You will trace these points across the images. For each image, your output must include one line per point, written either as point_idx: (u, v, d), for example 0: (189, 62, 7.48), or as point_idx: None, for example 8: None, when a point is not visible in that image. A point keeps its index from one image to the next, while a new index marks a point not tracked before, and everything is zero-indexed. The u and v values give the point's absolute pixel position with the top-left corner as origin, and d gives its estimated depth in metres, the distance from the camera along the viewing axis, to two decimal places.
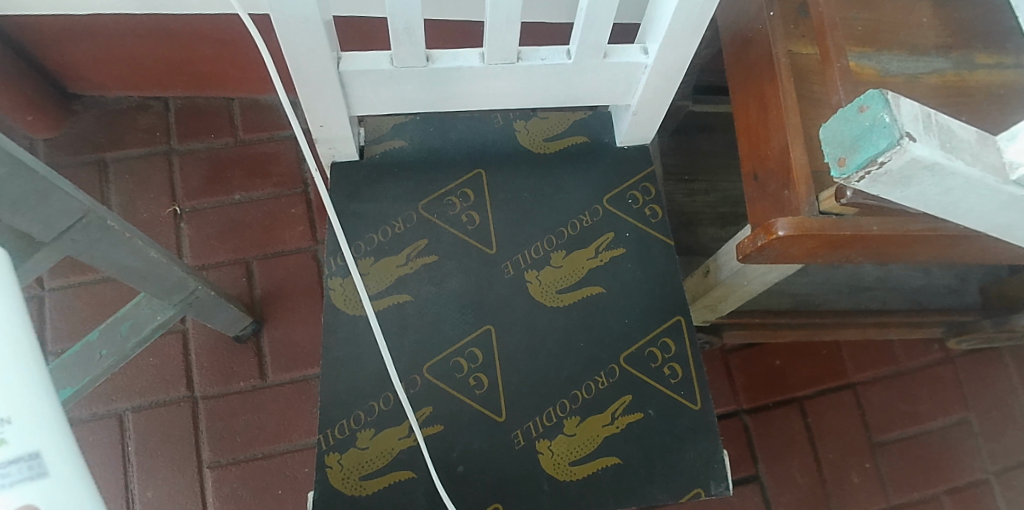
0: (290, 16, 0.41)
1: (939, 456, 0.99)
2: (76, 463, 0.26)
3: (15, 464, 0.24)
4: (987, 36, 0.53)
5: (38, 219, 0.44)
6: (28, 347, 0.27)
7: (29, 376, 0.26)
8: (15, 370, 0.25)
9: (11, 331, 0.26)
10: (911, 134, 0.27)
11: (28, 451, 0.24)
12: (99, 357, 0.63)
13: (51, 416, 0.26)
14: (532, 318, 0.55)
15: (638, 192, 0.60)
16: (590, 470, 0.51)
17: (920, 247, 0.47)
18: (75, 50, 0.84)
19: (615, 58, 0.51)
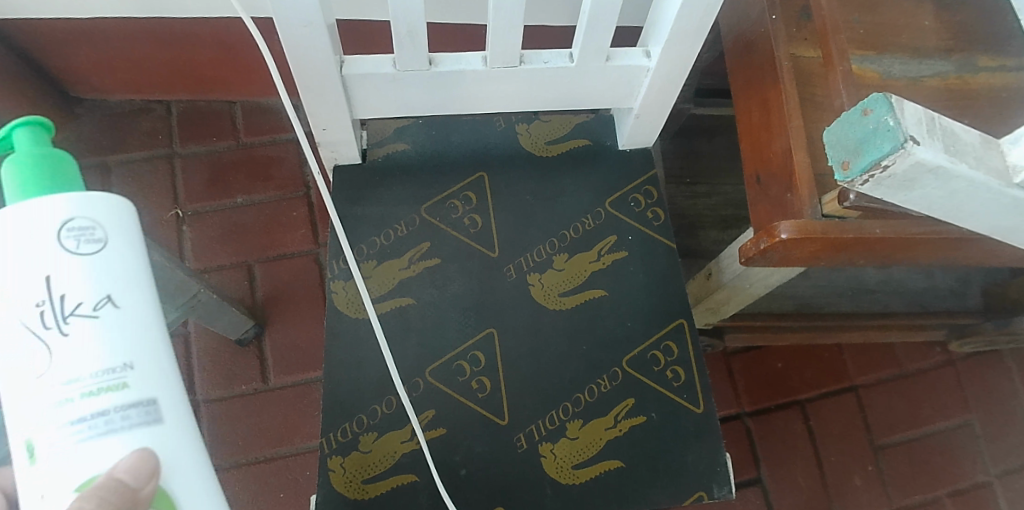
0: (294, 20, 0.41)
1: (941, 459, 0.98)
2: (178, 407, 0.32)
3: (135, 407, 0.30)
4: (989, 39, 0.53)
5: None
6: (145, 301, 0.32)
7: (145, 330, 0.32)
8: (134, 323, 0.31)
9: (132, 289, 0.32)
10: (914, 137, 0.27)
11: (145, 397, 0.31)
12: None
13: (161, 366, 0.32)
14: (534, 321, 0.55)
15: (640, 195, 0.60)
16: (593, 473, 0.51)
17: (923, 250, 0.47)
18: (78, 54, 0.84)
19: (618, 61, 0.51)
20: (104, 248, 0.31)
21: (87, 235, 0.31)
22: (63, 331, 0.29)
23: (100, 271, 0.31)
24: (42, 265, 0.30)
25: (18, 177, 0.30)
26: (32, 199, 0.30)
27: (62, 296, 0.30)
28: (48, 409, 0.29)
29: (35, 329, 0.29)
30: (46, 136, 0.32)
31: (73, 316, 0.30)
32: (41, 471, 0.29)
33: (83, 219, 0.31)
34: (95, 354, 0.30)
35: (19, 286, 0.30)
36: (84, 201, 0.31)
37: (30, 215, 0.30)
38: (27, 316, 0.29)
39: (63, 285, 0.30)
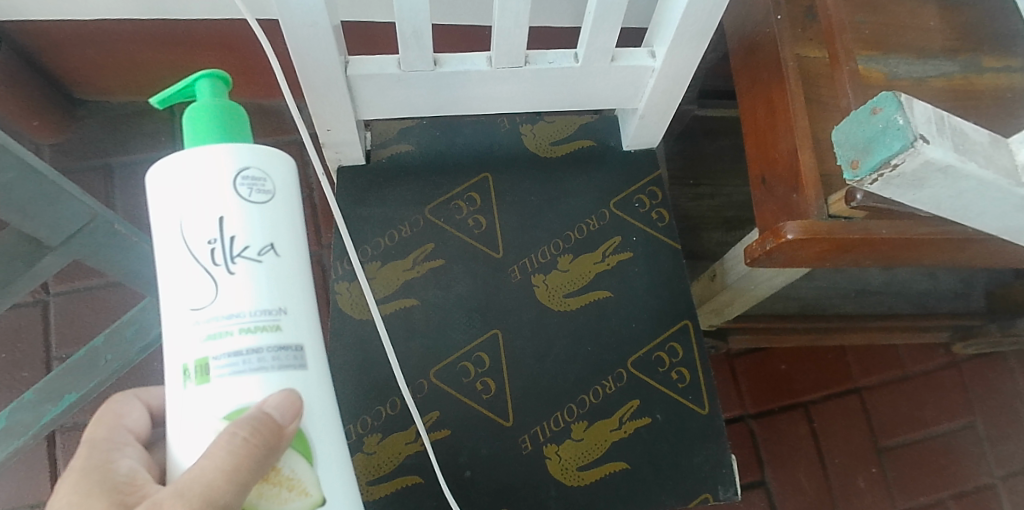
0: (299, 21, 0.41)
1: (946, 461, 0.98)
2: (317, 359, 0.33)
3: (284, 350, 0.31)
4: (995, 40, 0.53)
5: (47, 223, 0.44)
6: (299, 253, 0.33)
7: (297, 280, 0.32)
8: (289, 272, 0.32)
9: (290, 240, 0.33)
10: (924, 136, 0.27)
11: (294, 343, 0.31)
12: (104, 361, 0.65)
13: (307, 316, 0.32)
14: (539, 322, 0.55)
15: (645, 196, 0.60)
16: (598, 475, 0.51)
17: (929, 251, 0.47)
18: (81, 55, 0.84)
19: (623, 61, 0.51)
20: (271, 198, 0.32)
21: (257, 182, 0.31)
22: (228, 269, 0.30)
23: (265, 218, 0.32)
24: (215, 205, 0.31)
25: (199, 123, 0.31)
26: (210, 142, 0.31)
27: (229, 236, 0.30)
28: (209, 340, 0.30)
29: (203, 263, 0.30)
30: (224, 88, 0.33)
31: (239, 257, 0.31)
32: (196, 397, 0.30)
33: (255, 167, 0.32)
34: (255, 294, 0.30)
35: (191, 221, 0.31)
36: (254, 151, 0.32)
37: (208, 158, 0.31)
38: (198, 251, 0.30)
39: (231, 225, 0.31)
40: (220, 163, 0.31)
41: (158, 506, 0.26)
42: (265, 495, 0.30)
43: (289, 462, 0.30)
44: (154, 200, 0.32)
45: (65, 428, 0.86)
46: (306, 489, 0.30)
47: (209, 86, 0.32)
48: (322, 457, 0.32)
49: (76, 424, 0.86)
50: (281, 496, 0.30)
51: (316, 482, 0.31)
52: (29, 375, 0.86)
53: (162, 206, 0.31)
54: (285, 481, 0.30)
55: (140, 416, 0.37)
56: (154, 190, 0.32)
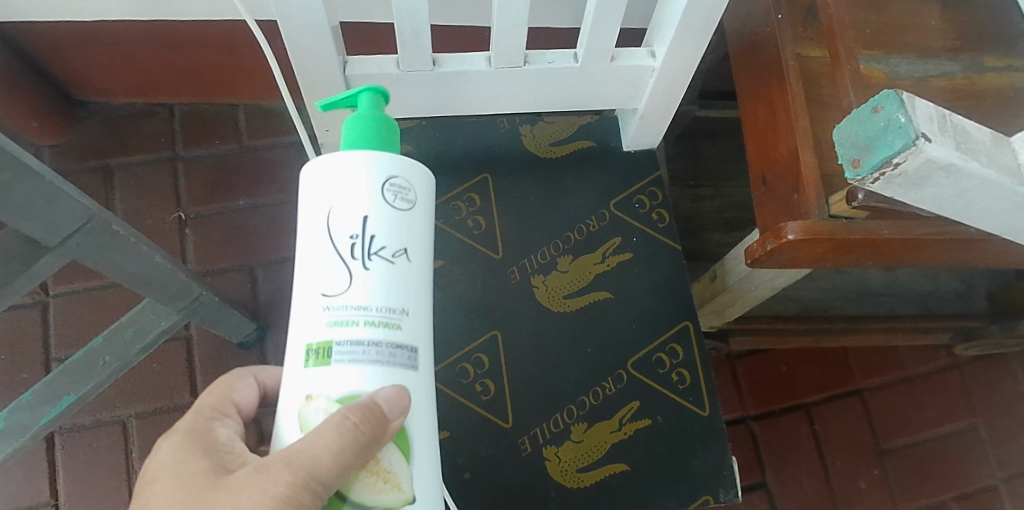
0: (298, 21, 0.41)
1: (947, 463, 0.98)
2: (426, 363, 0.35)
3: (401, 349, 0.33)
4: (996, 40, 0.53)
5: (43, 223, 0.44)
6: (424, 264, 0.36)
7: (419, 286, 0.35)
8: (415, 277, 0.35)
9: (418, 248, 0.35)
10: (926, 134, 0.27)
11: (410, 343, 0.33)
12: (102, 363, 0.65)
13: (423, 321, 0.35)
14: (538, 323, 0.55)
15: (645, 197, 0.60)
16: (598, 477, 0.50)
17: (931, 251, 0.46)
18: (81, 57, 0.84)
19: (623, 61, 0.51)
20: (411, 209, 0.35)
21: (399, 193, 0.35)
22: (363, 265, 0.33)
23: (402, 224, 0.35)
24: (361, 205, 0.34)
25: (358, 133, 0.35)
26: (364, 149, 0.35)
27: (367, 235, 0.33)
28: (339, 325, 0.32)
29: (343, 256, 0.33)
30: (382, 104, 0.36)
31: (375, 255, 0.33)
32: (314, 378, 0.32)
33: (402, 178, 0.35)
34: (384, 291, 0.33)
35: (339, 216, 0.34)
36: (401, 164, 0.35)
37: (363, 163, 0.34)
38: (340, 244, 0.33)
39: (371, 226, 0.34)
40: (374, 171, 0.34)
41: (272, 468, 0.28)
42: (361, 481, 0.31)
43: (388, 455, 0.32)
44: (305, 191, 0.35)
45: (64, 429, 0.86)
46: (399, 485, 0.32)
47: (370, 100, 0.36)
48: (416, 457, 0.33)
49: (75, 425, 0.86)
50: (377, 486, 0.31)
51: (407, 480, 0.32)
52: (27, 376, 0.86)
53: (312, 199, 0.35)
54: (381, 473, 0.32)
55: (249, 392, 0.40)
56: (306, 184, 0.35)
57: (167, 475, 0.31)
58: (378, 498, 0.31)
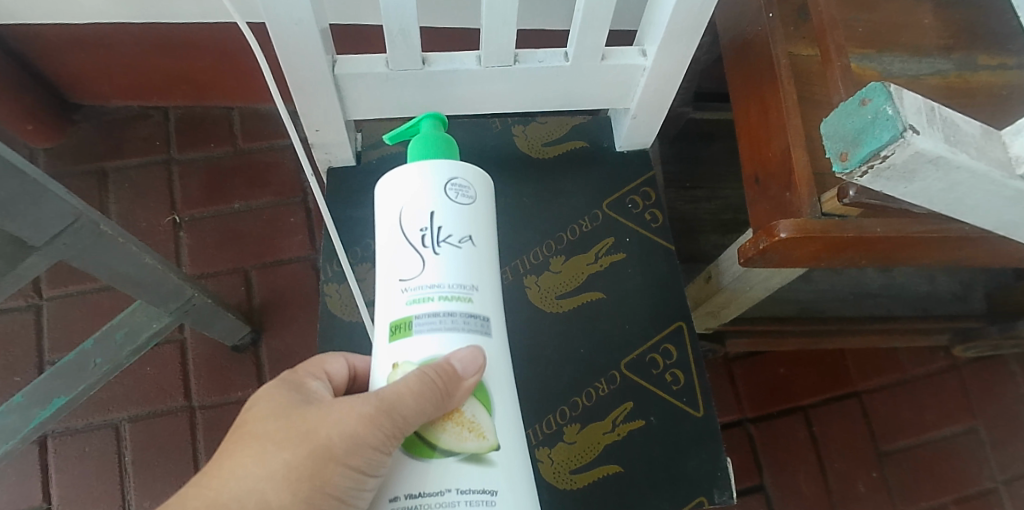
0: (285, 20, 0.41)
1: (947, 465, 0.97)
2: (499, 335, 0.37)
3: (474, 317, 0.35)
4: (990, 38, 0.53)
5: (30, 223, 0.43)
6: (489, 251, 0.39)
7: (485, 268, 0.38)
8: (481, 260, 0.38)
9: (482, 237, 0.38)
10: (914, 126, 0.26)
11: (482, 314, 0.36)
12: (93, 365, 0.64)
13: (492, 297, 0.37)
14: (531, 324, 0.55)
15: (638, 197, 0.60)
16: (591, 479, 0.50)
17: (925, 249, 0.46)
18: (73, 60, 0.84)
19: (613, 60, 0.50)
20: (472, 203, 0.39)
21: (460, 191, 0.38)
22: (435, 251, 0.36)
23: (466, 215, 0.38)
24: (428, 202, 0.37)
25: (421, 149, 0.40)
26: (427, 160, 0.39)
27: (435, 225, 0.37)
28: (415, 303, 0.35)
29: (415, 246, 0.37)
30: (441, 127, 0.41)
31: (444, 242, 0.36)
32: (397, 348, 0.35)
33: (462, 177, 0.39)
34: (454, 270, 0.36)
35: (409, 214, 0.37)
36: (460, 168, 0.39)
37: (427, 167, 0.38)
38: (412, 237, 0.37)
39: (439, 218, 0.37)
40: (436, 173, 0.38)
41: (363, 398, 0.32)
42: (448, 431, 0.33)
43: (470, 408, 0.34)
44: (380, 202, 0.39)
45: (57, 433, 0.85)
46: (482, 434, 0.34)
47: (430, 125, 0.41)
48: (497, 412, 0.35)
49: (68, 429, 0.86)
50: (462, 434, 0.33)
51: (490, 430, 0.34)
52: (21, 379, 0.86)
53: (387, 206, 0.39)
54: (464, 424, 0.34)
55: (340, 367, 0.41)
56: (381, 195, 0.39)
57: (264, 396, 0.35)
58: (464, 446, 0.33)
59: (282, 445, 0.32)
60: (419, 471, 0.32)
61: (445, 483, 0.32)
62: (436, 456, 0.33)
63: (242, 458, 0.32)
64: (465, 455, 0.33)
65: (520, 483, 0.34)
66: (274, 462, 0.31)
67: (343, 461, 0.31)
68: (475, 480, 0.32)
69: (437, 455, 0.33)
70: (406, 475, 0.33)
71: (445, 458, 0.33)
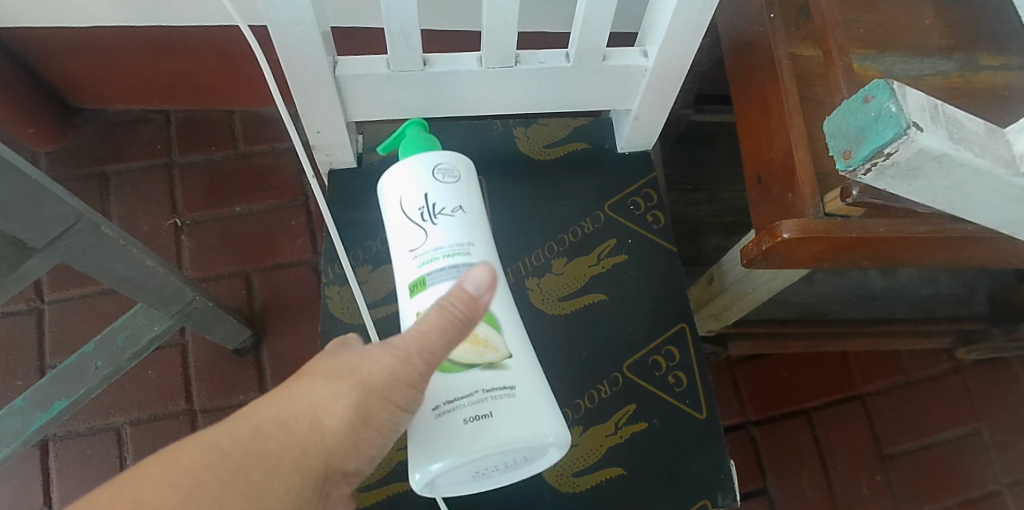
0: (286, 22, 0.41)
1: (951, 468, 0.96)
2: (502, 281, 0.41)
3: None
4: (992, 38, 0.53)
5: (30, 224, 0.43)
6: (480, 218, 0.43)
7: (479, 232, 0.42)
8: (474, 226, 0.42)
9: (474, 207, 0.43)
10: (918, 124, 0.26)
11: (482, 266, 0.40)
12: (94, 368, 0.64)
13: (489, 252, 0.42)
14: (532, 326, 0.54)
15: (640, 199, 0.59)
16: (594, 481, 0.50)
17: (929, 250, 0.46)
18: (76, 64, 0.84)
19: (614, 61, 0.50)
20: (459, 182, 0.42)
21: (447, 172, 0.42)
22: (433, 223, 0.40)
23: (456, 191, 0.42)
24: (421, 184, 0.41)
25: (407, 148, 0.43)
26: (416, 151, 0.43)
27: (430, 201, 0.41)
28: (426, 263, 0.40)
29: (416, 222, 0.41)
30: (426, 129, 0.45)
31: (440, 215, 0.41)
32: (417, 303, 0.39)
33: (447, 161, 0.42)
34: (454, 233, 0.40)
35: (407, 197, 0.41)
36: (445, 154, 0.43)
37: (419, 158, 0.42)
38: (412, 216, 0.41)
39: (433, 196, 0.41)
40: (425, 161, 0.42)
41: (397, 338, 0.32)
42: (470, 352, 0.39)
43: (482, 329, 0.40)
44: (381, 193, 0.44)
45: (59, 436, 0.85)
46: (496, 347, 0.40)
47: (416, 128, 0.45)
48: (503, 329, 0.41)
49: (69, 433, 0.86)
50: (480, 350, 0.40)
51: (502, 344, 0.41)
52: (22, 382, 0.86)
53: (388, 194, 0.43)
54: (480, 342, 0.40)
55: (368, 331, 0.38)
56: (382, 188, 0.44)
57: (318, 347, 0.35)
58: (483, 359, 0.40)
59: (335, 378, 0.32)
60: (447, 382, 0.39)
61: (473, 387, 0.39)
62: (461, 369, 0.39)
63: (300, 383, 0.32)
64: (485, 365, 0.40)
65: (532, 378, 0.41)
66: (329, 391, 0.31)
67: (387, 397, 0.32)
68: (496, 379, 0.39)
69: (462, 369, 0.39)
70: (440, 388, 0.39)
71: (469, 370, 0.39)
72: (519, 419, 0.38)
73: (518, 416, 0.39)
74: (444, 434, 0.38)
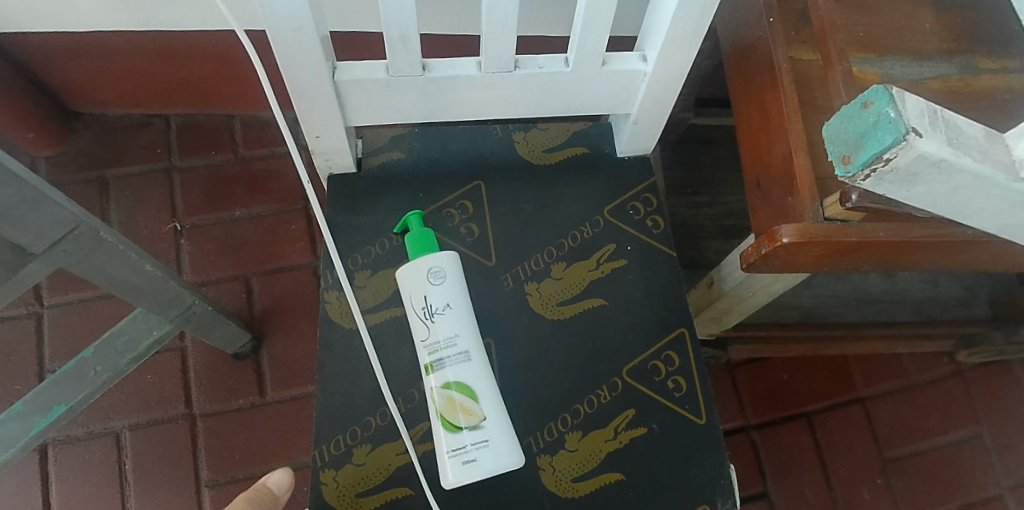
0: (284, 27, 0.41)
1: (952, 471, 0.96)
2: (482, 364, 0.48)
3: (461, 358, 0.47)
4: (991, 41, 0.53)
5: (29, 230, 0.43)
6: (465, 310, 0.49)
7: (463, 324, 0.48)
8: (460, 320, 0.48)
9: (460, 303, 0.49)
10: (917, 129, 0.26)
11: (466, 353, 0.48)
12: (93, 373, 0.64)
13: (474, 339, 0.49)
14: (532, 331, 0.54)
15: (639, 204, 0.59)
16: (593, 487, 0.49)
17: (929, 254, 0.46)
18: (75, 68, 0.84)
19: (613, 65, 0.50)
20: (446, 282, 0.49)
21: (437, 273, 0.49)
22: (432, 321, 0.48)
23: (444, 291, 0.49)
24: (421, 288, 0.49)
25: (412, 245, 0.50)
26: (417, 256, 0.50)
27: (428, 302, 0.48)
28: (432, 352, 0.48)
29: (419, 319, 0.49)
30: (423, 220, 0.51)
31: (434, 314, 0.48)
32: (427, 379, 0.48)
33: (439, 265, 0.49)
34: (447, 328, 0.48)
35: (412, 299, 0.49)
36: (437, 253, 0.50)
37: (421, 263, 0.49)
38: (416, 314, 0.49)
39: (429, 297, 0.49)
40: (420, 266, 0.49)
41: None
42: (459, 416, 0.46)
43: (463, 397, 0.46)
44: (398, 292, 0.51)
45: (57, 441, 0.85)
46: (474, 411, 0.46)
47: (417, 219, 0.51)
48: (484, 393, 0.47)
49: (68, 437, 0.85)
50: (462, 414, 0.46)
51: (482, 408, 0.46)
52: (21, 387, 0.85)
53: (403, 294, 0.51)
54: (466, 407, 0.46)
55: None
56: (399, 286, 0.52)
57: None
58: (466, 420, 0.46)
59: None
60: (449, 438, 0.46)
61: (464, 441, 0.46)
62: (454, 429, 0.46)
63: None
64: (473, 425, 0.46)
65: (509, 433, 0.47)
66: None
67: None
68: (479, 436, 0.46)
69: (455, 429, 0.46)
70: (444, 441, 0.46)
71: (460, 430, 0.46)
72: (502, 462, 0.46)
73: (500, 458, 0.46)
74: (450, 477, 0.46)
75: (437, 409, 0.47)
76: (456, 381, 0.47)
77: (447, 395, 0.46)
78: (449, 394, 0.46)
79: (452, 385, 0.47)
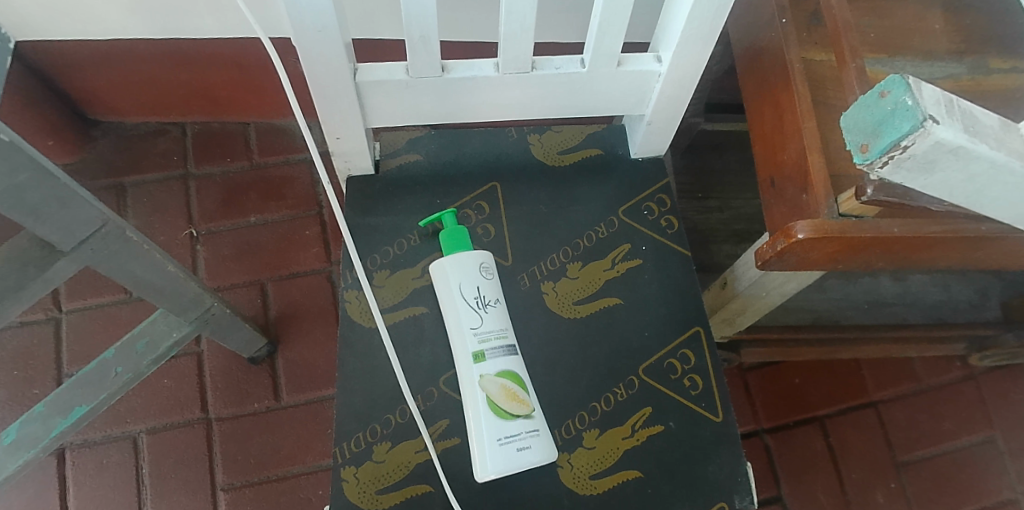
0: (309, 27, 0.42)
1: (966, 475, 0.95)
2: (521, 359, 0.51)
3: (506, 349, 0.50)
4: (1001, 42, 0.54)
5: (58, 227, 0.44)
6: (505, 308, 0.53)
7: (507, 320, 0.52)
8: (505, 316, 0.52)
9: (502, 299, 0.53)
10: (934, 116, 0.27)
11: (512, 347, 0.51)
12: (113, 374, 0.65)
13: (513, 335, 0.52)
14: (548, 329, 0.55)
15: (653, 204, 0.60)
16: (612, 483, 0.50)
17: (943, 250, 0.46)
18: (95, 77, 0.86)
19: (629, 66, 0.51)
20: (493, 278, 0.53)
21: (487, 269, 0.53)
22: (484, 311, 0.51)
23: (494, 286, 0.52)
24: (473, 281, 0.51)
25: (452, 241, 0.52)
26: (465, 252, 0.52)
27: (481, 293, 0.51)
28: (483, 342, 0.50)
29: (469, 309, 0.50)
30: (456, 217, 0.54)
31: (487, 305, 0.51)
32: (477, 368, 0.49)
33: (488, 262, 0.53)
34: (496, 321, 0.51)
35: (464, 290, 0.51)
36: (486, 253, 0.53)
37: (468, 260, 0.52)
38: (468, 304, 0.51)
39: (481, 288, 0.52)
40: (473, 260, 0.52)
41: None
42: (512, 404, 0.48)
43: (514, 386, 0.49)
44: (439, 283, 0.52)
45: (75, 445, 0.86)
46: (524, 402, 0.49)
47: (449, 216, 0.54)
48: (529, 385, 0.50)
49: (85, 441, 0.86)
50: (515, 403, 0.48)
51: (531, 398, 0.49)
52: (39, 391, 0.87)
53: (446, 285, 0.52)
54: (519, 396, 0.49)
55: None
56: (437, 278, 0.52)
57: None
58: (518, 409, 0.48)
59: None
60: (500, 425, 0.48)
61: (517, 429, 0.48)
62: (505, 416, 0.48)
63: None
64: (525, 414, 0.49)
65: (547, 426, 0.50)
66: None
67: None
68: (529, 425, 0.49)
69: (509, 416, 0.48)
70: (494, 430, 0.48)
71: (513, 417, 0.48)
72: (535, 456, 0.48)
73: (545, 449, 0.49)
74: (500, 465, 0.47)
75: (489, 396, 0.48)
76: (506, 371, 0.49)
77: (501, 383, 0.49)
78: (503, 382, 0.49)
79: (504, 373, 0.49)
